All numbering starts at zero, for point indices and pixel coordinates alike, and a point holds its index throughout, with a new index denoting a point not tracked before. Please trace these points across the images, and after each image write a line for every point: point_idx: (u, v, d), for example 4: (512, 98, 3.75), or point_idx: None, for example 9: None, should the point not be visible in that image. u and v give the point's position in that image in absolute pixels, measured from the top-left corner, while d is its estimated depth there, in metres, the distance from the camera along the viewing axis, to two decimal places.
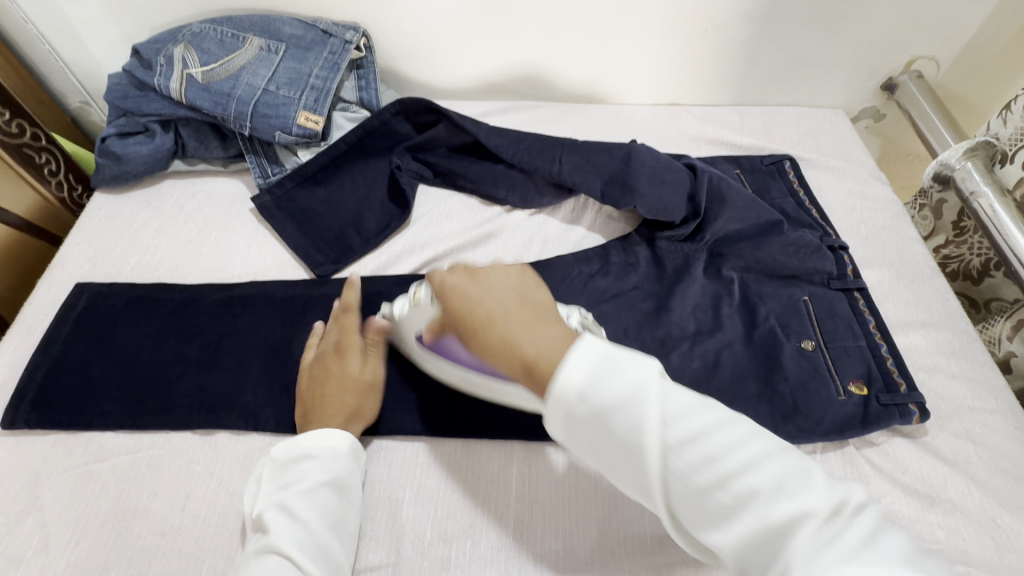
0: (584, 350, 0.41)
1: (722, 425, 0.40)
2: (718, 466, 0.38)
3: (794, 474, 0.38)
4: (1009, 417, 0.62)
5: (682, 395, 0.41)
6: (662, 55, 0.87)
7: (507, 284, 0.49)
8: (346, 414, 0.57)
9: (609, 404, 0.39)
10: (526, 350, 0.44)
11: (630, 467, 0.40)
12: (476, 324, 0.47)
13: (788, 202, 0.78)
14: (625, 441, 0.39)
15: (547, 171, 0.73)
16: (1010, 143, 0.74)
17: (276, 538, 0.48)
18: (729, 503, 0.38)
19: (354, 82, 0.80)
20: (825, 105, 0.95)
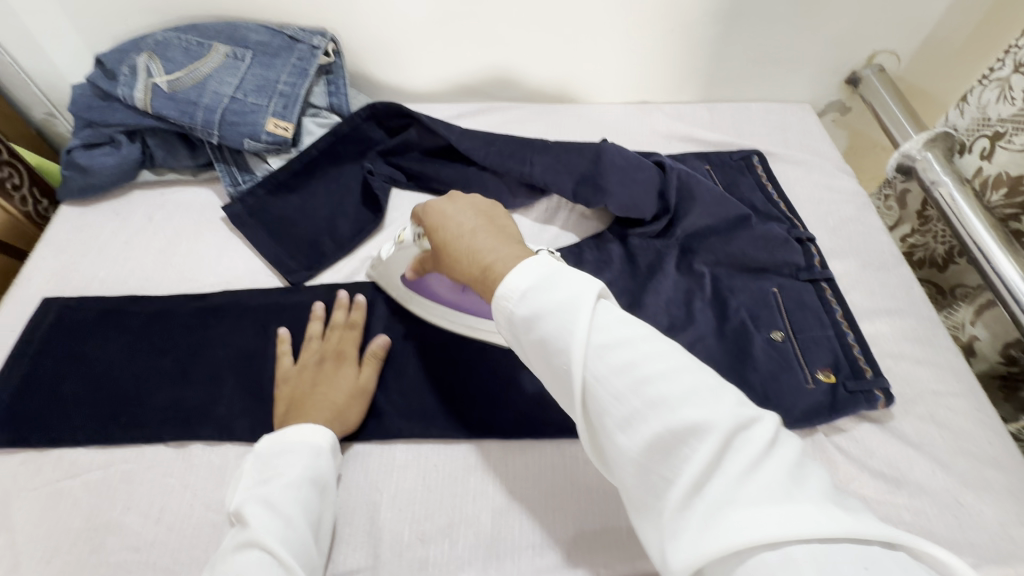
0: (530, 265, 0.43)
1: (655, 342, 0.39)
2: (640, 374, 0.37)
3: (711, 390, 0.36)
4: (971, 400, 0.64)
5: (617, 312, 0.40)
6: (630, 54, 0.88)
7: (479, 210, 0.53)
8: (329, 412, 0.57)
9: (542, 308, 0.40)
10: (484, 259, 0.46)
11: (554, 364, 0.40)
12: (448, 240, 0.51)
13: (757, 196, 0.79)
14: (551, 340, 0.39)
15: (518, 172, 0.74)
16: (968, 134, 0.76)
17: (258, 531, 0.46)
18: (639, 407, 0.36)
19: (324, 87, 0.80)
20: (793, 99, 0.96)
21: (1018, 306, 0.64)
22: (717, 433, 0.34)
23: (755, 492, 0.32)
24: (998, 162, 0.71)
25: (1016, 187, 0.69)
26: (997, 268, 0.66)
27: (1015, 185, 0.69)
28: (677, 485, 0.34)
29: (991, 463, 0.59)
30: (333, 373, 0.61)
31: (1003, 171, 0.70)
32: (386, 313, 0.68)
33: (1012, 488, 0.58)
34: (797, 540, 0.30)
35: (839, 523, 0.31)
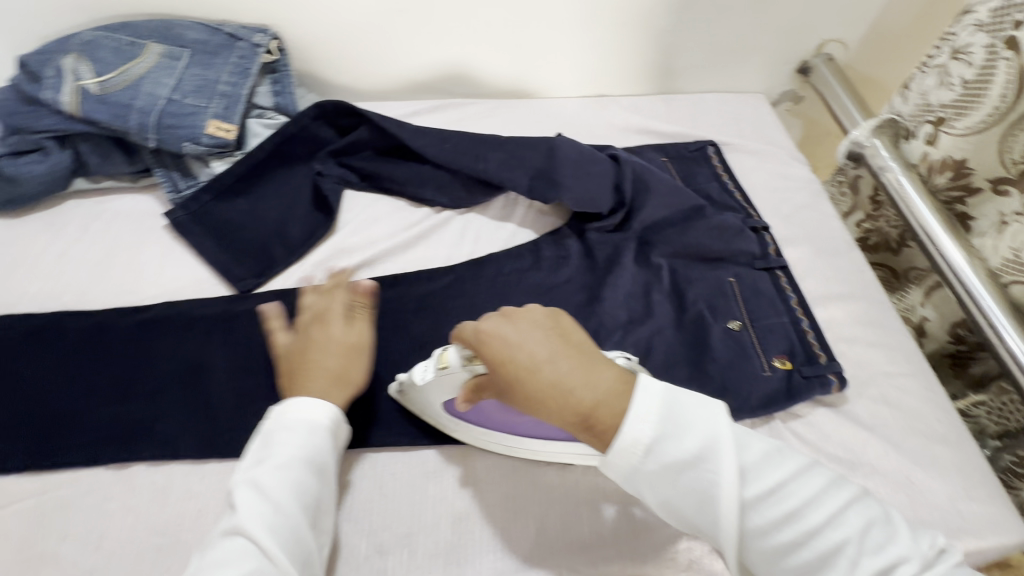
0: (653, 404, 0.43)
1: (797, 477, 0.42)
2: (797, 519, 0.41)
3: (878, 523, 0.41)
4: (920, 379, 0.65)
5: (755, 447, 0.44)
6: (585, 47, 0.87)
7: (544, 325, 0.46)
8: (329, 378, 0.55)
9: (682, 462, 0.42)
10: (584, 404, 0.43)
11: (701, 517, 0.43)
12: (520, 377, 0.44)
13: (712, 187, 0.80)
14: (696, 492, 0.42)
15: (473, 170, 0.73)
16: (913, 119, 0.76)
17: (242, 515, 0.44)
18: (810, 558, 0.40)
19: (269, 87, 0.77)
20: (747, 90, 0.97)
21: (963, 287, 0.65)
22: (886, 563, 0.39)
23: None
24: (942, 146, 0.71)
25: (960, 171, 0.70)
26: (943, 251, 0.67)
27: (959, 169, 0.69)
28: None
29: (940, 441, 0.61)
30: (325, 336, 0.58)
31: (947, 155, 0.70)
32: None
33: (959, 464, 0.60)
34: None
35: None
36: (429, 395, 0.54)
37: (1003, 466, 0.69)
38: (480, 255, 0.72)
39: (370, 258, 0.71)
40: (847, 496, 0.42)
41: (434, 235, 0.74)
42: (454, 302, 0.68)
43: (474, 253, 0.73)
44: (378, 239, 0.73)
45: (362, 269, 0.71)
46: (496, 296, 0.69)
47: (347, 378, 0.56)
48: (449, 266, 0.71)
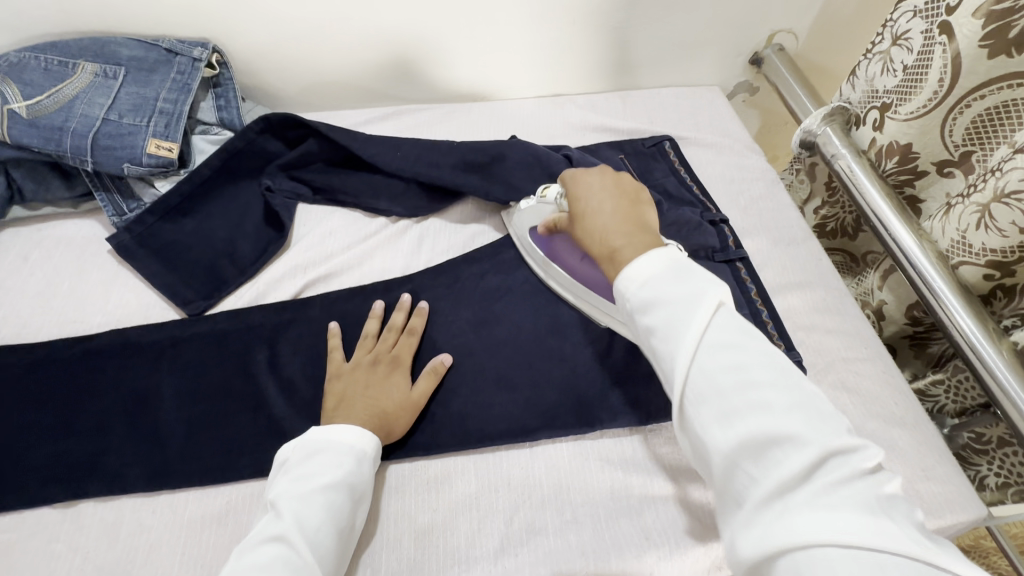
0: (656, 256, 0.45)
1: (774, 358, 0.40)
2: (746, 376, 0.39)
3: (822, 419, 0.37)
4: (878, 363, 0.66)
5: (737, 323, 0.42)
6: (536, 47, 0.87)
7: (620, 191, 0.54)
8: (379, 421, 0.57)
9: (658, 298, 0.43)
10: (614, 243, 0.49)
11: (651, 345, 0.43)
12: (583, 212, 0.54)
13: (670, 181, 0.80)
14: (655, 325, 0.43)
15: (426, 177, 0.72)
16: (862, 105, 0.77)
17: (286, 528, 0.46)
18: (740, 409, 0.38)
19: (212, 102, 0.76)
20: (702, 83, 0.98)
21: (915, 270, 0.65)
22: (814, 447, 0.35)
23: (840, 503, 0.33)
24: (888, 131, 0.71)
25: (907, 155, 0.70)
26: (895, 235, 0.67)
27: (906, 154, 0.70)
28: (760, 484, 0.36)
29: (897, 422, 0.62)
30: (389, 378, 0.61)
31: (895, 140, 0.71)
32: (296, 337, 0.65)
33: (915, 444, 0.61)
34: (836, 545, 0.32)
35: (903, 545, 0.32)
36: (527, 221, 0.68)
37: (961, 444, 0.70)
38: (438, 263, 0.71)
39: (325, 272, 0.69)
40: (818, 395, 0.39)
41: (390, 246, 0.73)
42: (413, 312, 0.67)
43: (433, 261, 0.72)
44: (333, 253, 0.71)
45: (317, 284, 0.69)
46: (456, 304, 0.68)
47: (390, 429, 0.58)
48: (407, 276, 0.70)
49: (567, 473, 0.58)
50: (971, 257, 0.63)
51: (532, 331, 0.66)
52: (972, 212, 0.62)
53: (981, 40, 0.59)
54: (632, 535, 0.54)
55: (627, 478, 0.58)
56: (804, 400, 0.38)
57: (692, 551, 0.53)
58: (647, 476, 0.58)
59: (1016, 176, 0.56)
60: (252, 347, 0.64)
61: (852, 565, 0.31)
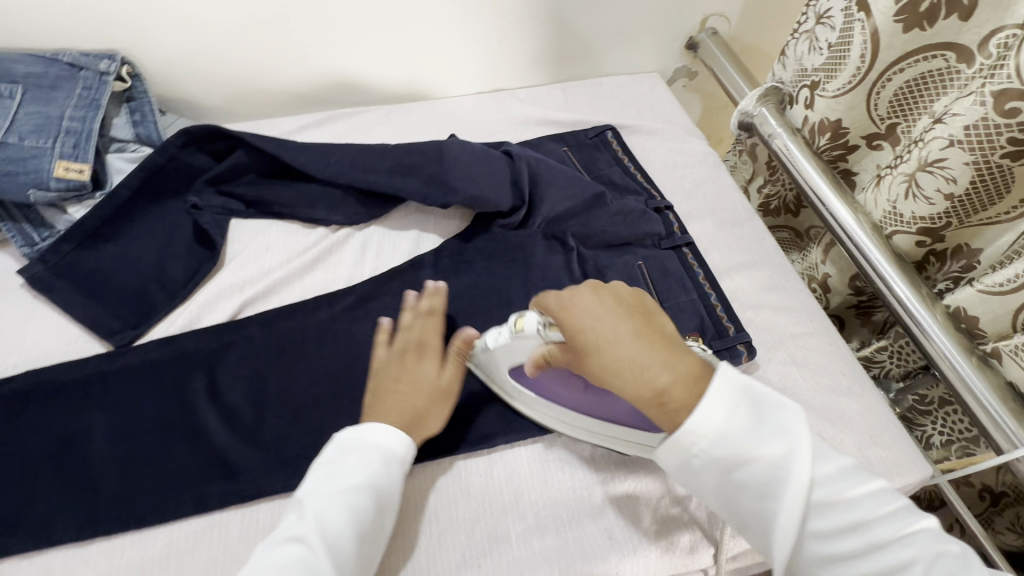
0: (721, 397, 0.42)
1: (884, 503, 0.41)
2: (864, 533, 0.40)
3: (946, 556, 0.39)
4: (824, 336, 0.68)
5: (832, 461, 0.42)
6: (471, 42, 0.85)
7: (619, 307, 0.45)
8: (410, 416, 0.55)
9: (748, 460, 0.41)
10: (659, 381, 0.42)
11: (754, 506, 0.42)
12: (597, 344, 0.44)
13: (614, 171, 0.80)
14: (752, 489, 0.41)
15: (363, 184, 0.69)
16: (794, 84, 0.78)
17: (305, 530, 0.45)
18: (868, 568, 0.39)
19: (126, 117, 0.71)
20: (642, 70, 0.98)
21: (853, 243, 0.66)
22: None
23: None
24: (818, 108, 0.72)
25: (838, 131, 0.72)
26: (832, 210, 0.68)
27: (837, 130, 0.72)
28: None
29: (845, 393, 0.64)
30: (417, 367, 0.58)
31: (825, 117, 0.72)
32: (236, 360, 0.62)
33: (864, 412, 0.63)
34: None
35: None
36: (499, 356, 0.55)
37: (907, 406, 0.73)
38: (383, 271, 0.69)
39: (263, 290, 0.66)
40: (935, 533, 0.41)
41: (333, 256, 0.70)
42: (359, 324, 0.65)
43: (377, 270, 0.70)
44: (271, 268, 0.68)
45: (256, 302, 0.66)
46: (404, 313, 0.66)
47: (426, 421, 0.56)
48: (351, 287, 0.67)
49: (526, 477, 0.57)
50: (903, 226, 0.64)
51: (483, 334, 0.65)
52: (900, 181, 0.62)
53: (895, 15, 0.60)
54: (597, 536, 0.54)
55: (587, 474, 0.57)
56: (926, 546, 0.40)
57: (654, 547, 0.53)
58: (605, 471, 0.58)
59: (937, 145, 0.56)
60: (188, 376, 0.61)
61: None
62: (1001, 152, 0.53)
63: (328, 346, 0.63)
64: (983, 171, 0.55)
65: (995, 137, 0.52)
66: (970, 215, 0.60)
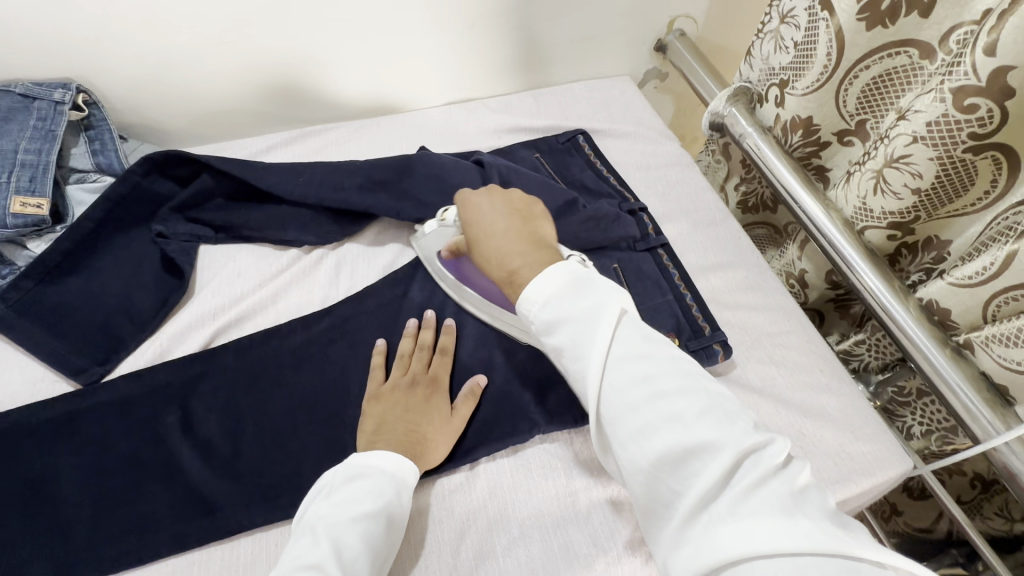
0: (551, 276, 0.46)
1: (679, 367, 0.41)
2: (654, 386, 0.40)
3: (726, 414, 0.38)
4: (801, 333, 0.68)
5: (639, 330, 0.44)
6: (438, 53, 0.84)
7: (507, 208, 0.55)
8: (415, 446, 0.55)
9: (557, 317, 0.44)
10: (511, 264, 0.50)
11: (569, 366, 0.44)
12: (479, 234, 0.55)
13: (587, 176, 0.80)
14: (563, 344, 0.44)
15: (333, 203, 0.68)
16: (762, 84, 0.78)
17: (321, 557, 0.44)
18: (654, 418, 0.39)
19: (85, 146, 0.70)
20: (613, 73, 0.98)
21: (826, 240, 0.67)
22: (726, 448, 0.36)
23: (758, 509, 0.34)
24: (789, 107, 0.72)
25: (809, 129, 0.72)
26: (804, 207, 0.69)
27: (809, 127, 0.72)
28: (683, 496, 0.36)
29: (824, 389, 0.64)
30: (430, 400, 0.59)
31: (796, 115, 0.72)
32: (210, 391, 0.61)
33: (843, 408, 0.63)
34: (765, 530, 0.33)
35: (836, 541, 0.33)
36: (431, 244, 0.66)
37: (886, 398, 0.74)
38: (358, 290, 0.68)
39: (236, 317, 0.65)
40: (719, 395, 0.40)
41: (306, 278, 0.69)
42: (336, 346, 0.64)
43: (352, 290, 0.69)
44: (243, 293, 0.67)
45: (228, 330, 0.65)
46: (381, 332, 0.65)
47: (430, 453, 0.56)
48: (326, 309, 0.66)
49: (510, 492, 0.57)
50: (874, 221, 0.65)
51: (463, 349, 0.64)
52: (869, 177, 0.63)
53: (858, 13, 0.61)
54: (583, 548, 0.53)
55: (572, 484, 0.57)
56: (707, 402, 0.39)
57: (641, 557, 0.53)
58: (589, 482, 0.57)
59: (902, 141, 0.57)
60: (163, 410, 0.59)
61: (786, 553, 0.32)
62: (964, 146, 0.53)
63: (305, 371, 0.62)
64: (948, 166, 0.55)
65: (955, 132, 0.52)
66: (938, 208, 0.60)
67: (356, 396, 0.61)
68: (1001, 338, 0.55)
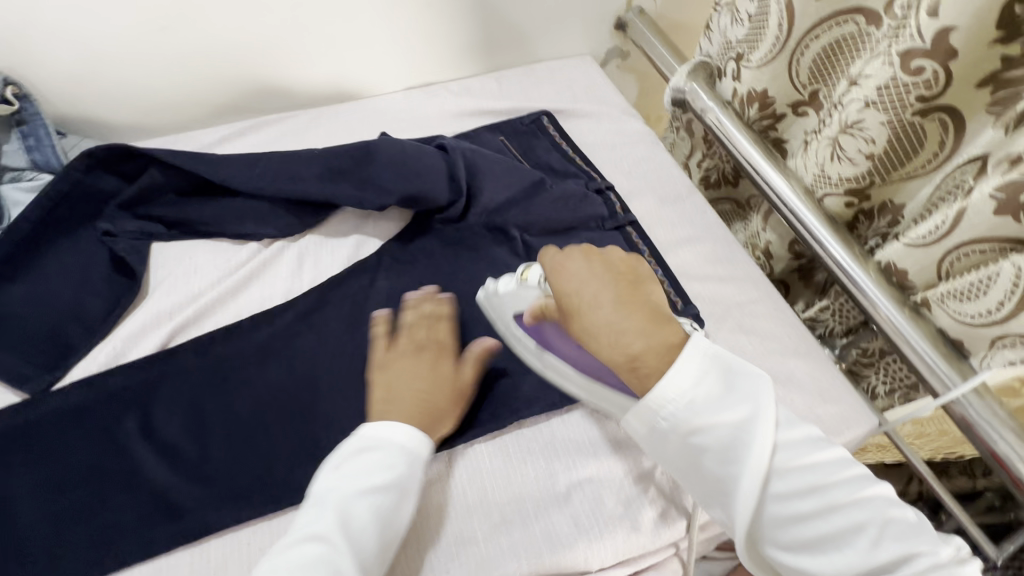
0: (687, 364, 0.47)
1: (849, 470, 0.47)
2: (827, 497, 0.45)
3: (901, 525, 0.44)
4: (769, 301, 0.70)
5: (802, 433, 0.48)
6: (394, 36, 0.82)
7: (604, 277, 0.53)
8: (429, 414, 0.55)
9: (712, 423, 0.47)
10: (628, 346, 0.49)
11: (714, 468, 0.47)
12: (579, 304, 0.52)
13: (552, 156, 0.80)
14: (717, 449, 0.47)
15: (292, 193, 0.66)
16: (720, 58, 0.79)
17: (326, 529, 0.46)
18: (829, 529, 0.44)
19: (18, 142, 0.66)
20: (575, 53, 0.97)
21: (789, 209, 0.68)
22: (908, 560, 0.42)
23: None
24: (745, 80, 0.73)
25: (765, 102, 0.73)
26: (767, 177, 0.70)
27: (765, 100, 0.73)
28: None
29: (792, 354, 0.66)
30: (437, 365, 0.58)
31: (752, 88, 0.72)
32: (171, 393, 0.58)
33: (811, 371, 0.65)
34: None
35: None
36: (506, 304, 0.60)
37: (852, 360, 0.76)
38: (324, 281, 0.66)
39: (195, 315, 0.63)
40: (893, 500, 0.46)
41: (268, 272, 0.67)
42: (303, 339, 0.62)
43: (318, 281, 0.67)
44: (201, 291, 0.64)
45: (188, 329, 0.62)
46: (351, 323, 0.64)
47: (441, 422, 0.56)
48: (291, 302, 0.64)
49: (490, 475, 0.56)
50: (832, 188, 0.66)
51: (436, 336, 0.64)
52: (826, 145, 0.64)
53: None
54: (563, 525, 0.54)
55: (551, 465, 0.57)
56: (883, 512, 0.45)
57: (620, 529, 0.54)
58: (567, 460, 0.57)
59: (854, 108, 0.58)
60: (120, 415, 0.57)
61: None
62: (912, 109, 0.54)
63: (271, 366, 0.60)
64: (899, 130, 0.57)
65: (904, 96, 0.54)
66: (890, 172, 0.62)
67: (328, 389, 0.60)
68: (955, 294, 0.56)
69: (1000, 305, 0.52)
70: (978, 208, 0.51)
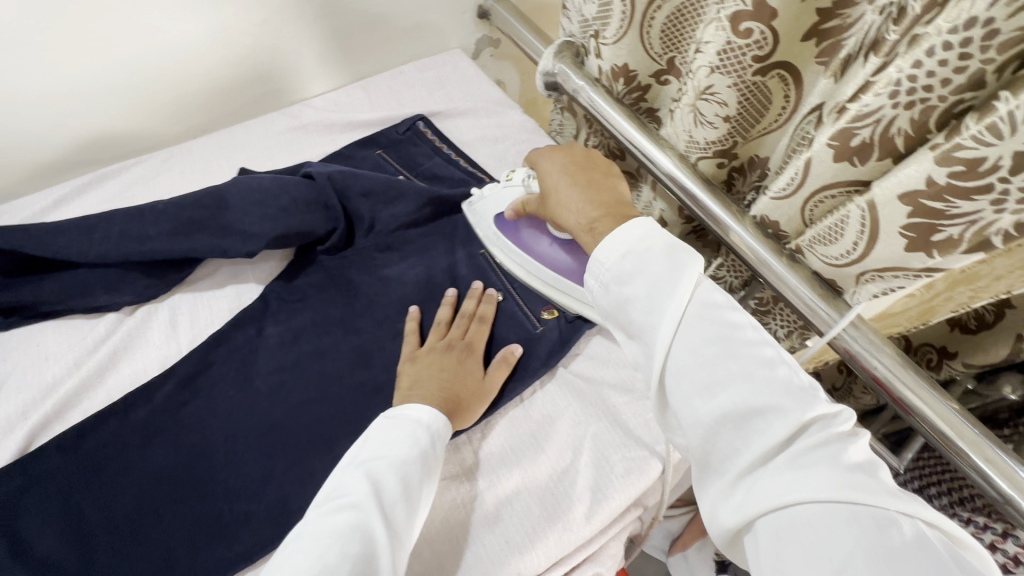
0: (632, 227, 0.43)
1: (759, 331, 0.39)
2: (729, 347, 0.37)
3: (799, 391, 0.35)
4: None
5: (720, 294, 0.40)
6: (238, 60, 0.76)
7: (579, 165, 0.53)
8: (449, 405, 0.54)
9: (638, 273, 0.41)
10: (590, 213, 0.47)
11: (638, 320, 0.40)
12: (554, 188, 0.53)
13: (436, 163, 0.78)
14: (643, 298, 0.40)
15: (142, 255, 0.59)
16: (582, 36, 0.78)
17: (361, 497, 0.42)
18: (724, 374, 0.36)
19: None
20: (443, 48, 0.94)
21: (669, 179, 0.68)
22: (794, 418, 0.34)
23: (810, 464, 0.33)
24: (606, 57, 0.73)
25: (629, 76, 0.74)
26: (644, 151, 0.70)
27: (628, 74, 0.73)
28: (742, 455, 0.34)
29: None
30: (464, 363, 0.58)
31: (614, 64, 0.72)
32: (39, 501, 0.52)
33: None
34: (813, 502, 0.31)
35: (865, 492, 0.31)
36: (491, 209, 0.65)
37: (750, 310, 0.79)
38: (203, 340, 0.61)
39: (52, 409, 0.56)
40: (794, 365, 0.38)
41: (135, 341, 0.61)
42: (188, 409, 0.57)
43: (196, 340, 0.62)
44: (57, 379, 0.58)
45: (50, 426, 0.56)
46: (238, 380, 0.59)
47: (462, 415, 0.55)
48: (165, 371, 0.59)
49: None
50: (703, 152, 0.67)
51: (335, 374, 0.60)
52: (688, 112, 0.65)
53: None
54: (494, 546, 0.53)
55: (475, 487, 0.56)
56: (783, 373, 0.36)
57: (552, 533, 0.53)
58: (491, 475, 0.57)
59: (703, 73, 0.59)
60: None
61: (831, 520, 0.31)
62: (751, 70, 0.56)
63: (154, 446, 0.55)
64: (745, 90, 0.58)
65: (742, 57, 0.55)
66: (750, 130, 0.64)
67: (224, 456, 0.55)
68: (821, 238, 0.57)
69: (855, 245, 0.53)
70: (821, 156, 0.52)
